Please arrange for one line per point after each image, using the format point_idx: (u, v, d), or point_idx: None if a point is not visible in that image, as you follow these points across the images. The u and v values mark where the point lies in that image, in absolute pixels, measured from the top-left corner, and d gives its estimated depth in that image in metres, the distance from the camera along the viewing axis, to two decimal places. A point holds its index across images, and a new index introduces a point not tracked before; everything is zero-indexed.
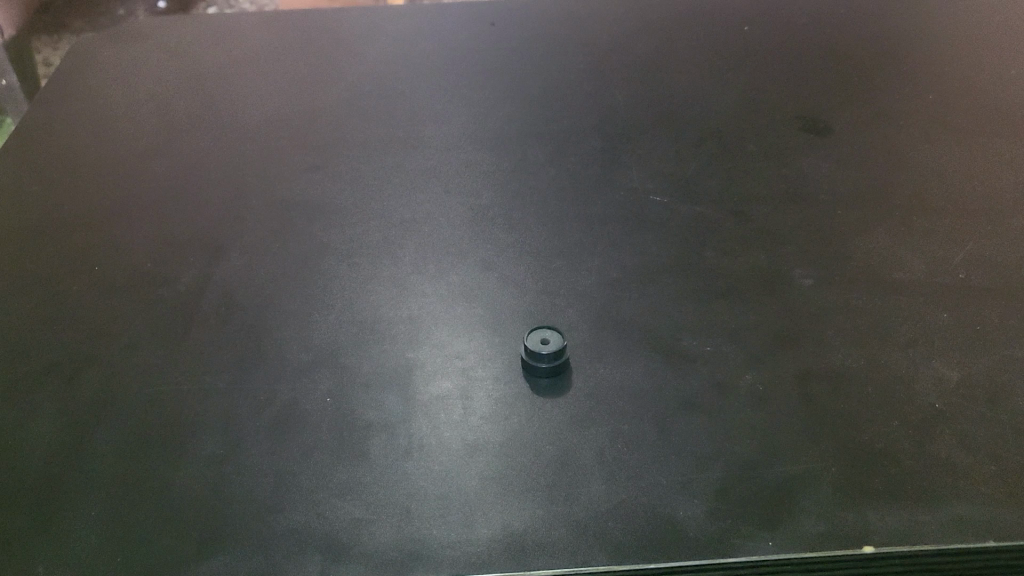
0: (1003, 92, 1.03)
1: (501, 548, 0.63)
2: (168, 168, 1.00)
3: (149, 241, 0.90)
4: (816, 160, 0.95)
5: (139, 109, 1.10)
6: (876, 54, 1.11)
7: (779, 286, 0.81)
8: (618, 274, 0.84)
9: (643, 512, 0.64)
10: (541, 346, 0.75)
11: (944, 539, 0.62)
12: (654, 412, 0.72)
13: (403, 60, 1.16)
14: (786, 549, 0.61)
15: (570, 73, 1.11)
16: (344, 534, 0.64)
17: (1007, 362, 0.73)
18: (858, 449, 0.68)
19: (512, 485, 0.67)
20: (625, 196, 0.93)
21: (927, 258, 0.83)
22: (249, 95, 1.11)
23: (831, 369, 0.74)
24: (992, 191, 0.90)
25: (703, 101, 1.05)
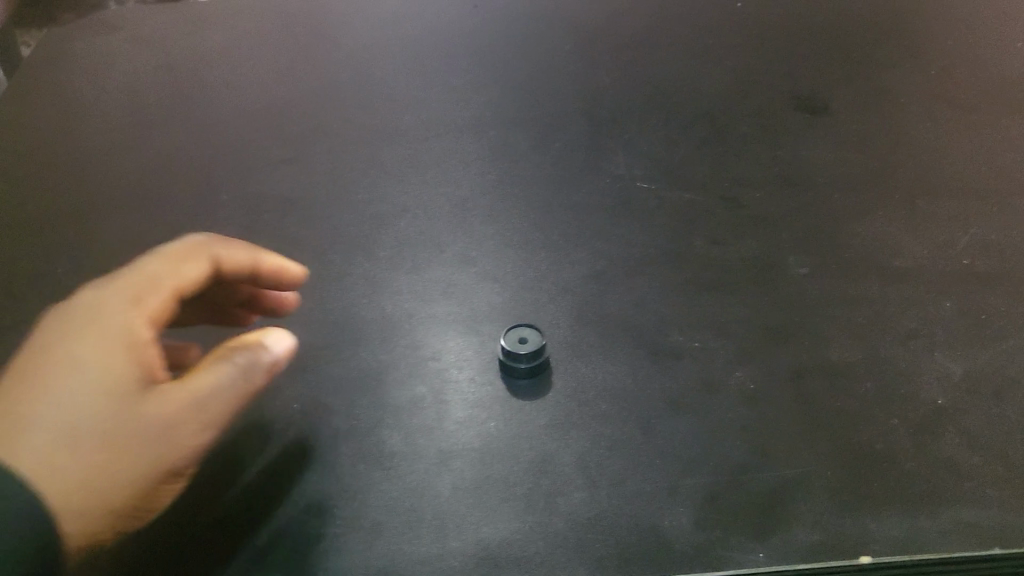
0: (1008, 66, 0.98)
1: (474, 564, 0.59)
2: (139, 164, 0.97)
3: (116, 241, 0.87)
4: (811, 141, 0.91)
5: (111, 104, 1.06)
6: (876, 28, 1.06)
7: (772, 275, 0.77)
8: (602, 266, 0.80)
9: (625, 522, 0.61)
10: (518, 346, 0.71)
11: (946, 548, 0.58)
12: (638, 414, 0.68)
13: (384, 45, 1.11)
14: (779, 560, 0.58)
15: (555, 56, 1.07)
16: (309, 548, 0.61)
17: (1013, 353, 0.69)
18: (855, 450, 0.64)
19: (486, 494, 0.63)
20: (610, 184, 0.88)
21: (930, 243, 0.79)
22: (227, 86, 1.08)
23: (826, 364, 0.70)
24: (997, 171, 0.85)
25: (693, 82, 1.00)
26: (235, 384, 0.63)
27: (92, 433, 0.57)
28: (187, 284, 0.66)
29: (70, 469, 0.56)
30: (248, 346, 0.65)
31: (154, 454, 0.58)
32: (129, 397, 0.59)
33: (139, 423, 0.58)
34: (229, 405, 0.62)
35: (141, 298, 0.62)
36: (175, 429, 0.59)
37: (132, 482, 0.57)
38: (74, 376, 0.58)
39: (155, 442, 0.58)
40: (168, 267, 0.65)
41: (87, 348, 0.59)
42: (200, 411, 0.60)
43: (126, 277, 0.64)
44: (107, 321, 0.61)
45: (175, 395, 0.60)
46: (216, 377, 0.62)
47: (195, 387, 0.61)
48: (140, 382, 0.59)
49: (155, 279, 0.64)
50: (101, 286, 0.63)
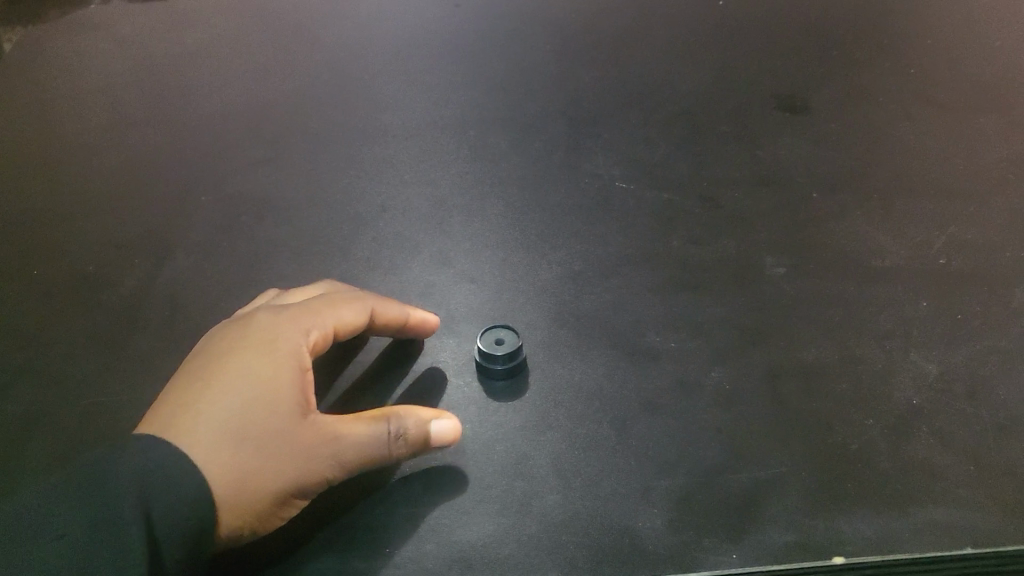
0: (987, 63, 0.98)
1: (447, 567, 0.59)
2: (116, 165, 0.96)
3: (92, 242, 0.86)
4: (790, 141, 0.91)
5: (89, 104, 1.05)
6: (857, 25, 1.05)
7: (749, 276, 0.77)
8: (580, 266, 0.80)
9: (599, 524, 0.61)
10: (495, 347, 0.71)
11: (919, 549, 0.58)
12: (614, 415, 0.68)
13: (364, 44, 1.11)
14: (752, 562, 0.58)
15: (536, 55, 1.06)
16: (293, 545, 0.60)
17: (988, 353, 0.70)
18: (829, 450, 0.64)
19: (460, 496, 0.63)
20: (589, 184, 0.88)
21: (907, 243, 0.79)
22: (206, 86, 1.07)
23: (802, 364, 0.70)
24: (975, 170, 0.85)
25: (673, 81, 1.00)
26: (392, 442, 0.60)
27: (245, 434, 0.57)
28: (342, 330, 0.67)
29: (217, 462, 0.56)
30: (413, 413, 0.62)
31: (297, 471, 0.58)
32: (286, 412, 0.59)
33: (292, 441, 0.58)
34: (375, 458, 0.60)
35: (305, 336, 0.64)
36: (320, 455, 0.58)
37: (281, 492, 0.57)
38: (244, 383, 0.60)
39: (297, 459, 0.58)
40: (331, 312, 0.66)
41: (263, 363, 0.61)
42: (346, 449, 0.59)
43: (296, 311, 0.66)
44: (275, 347, 0.63)
45: (328, 427, 0.59)
46: (374, 429, 0.60)
47: (353, 428, 0.60)
48: (296, 404, 0.60)
49: (314, 318, 0.66)
50: (275, 317, 0.66)
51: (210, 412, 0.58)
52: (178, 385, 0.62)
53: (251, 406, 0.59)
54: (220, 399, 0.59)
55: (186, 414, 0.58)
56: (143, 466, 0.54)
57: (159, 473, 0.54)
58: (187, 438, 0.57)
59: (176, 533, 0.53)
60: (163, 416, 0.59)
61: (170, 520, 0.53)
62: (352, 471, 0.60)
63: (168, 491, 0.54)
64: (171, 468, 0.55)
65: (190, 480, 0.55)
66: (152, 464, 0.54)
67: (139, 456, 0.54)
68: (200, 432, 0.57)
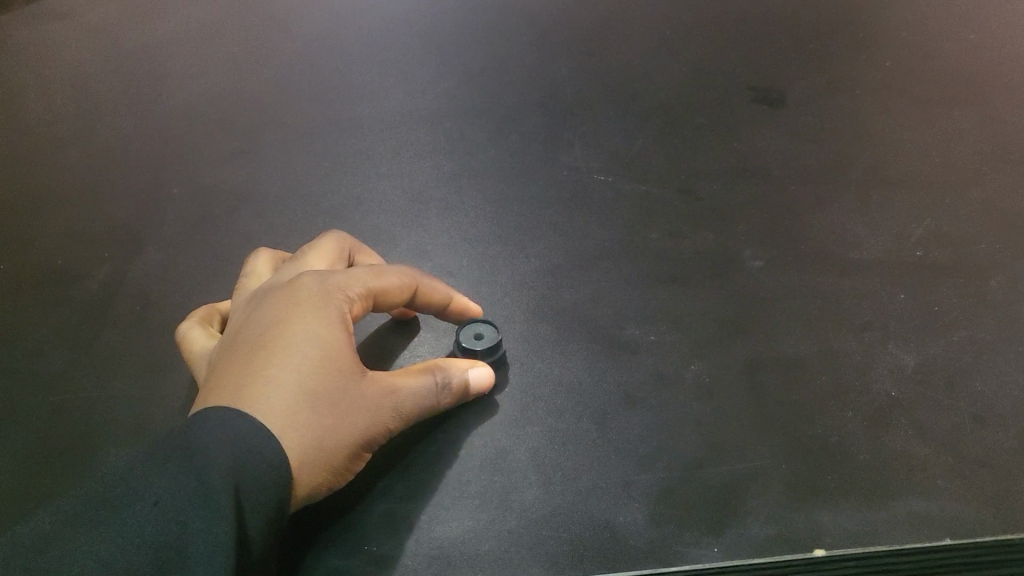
0: (962, 53, 0.98)
1: (426, 562, 0.58)
2: (84, 157, 0.94)
3: (60, 237, 0.84)
4: (768, 134, 0.90)
5: (55, 95, 1.03)
6: (834, 15, 1.05)
7: (727, 268, 0.77)
8: (558, 260, 0.79)
9: (580, 518, 0.60)
10: (475, 342, 0.70)
11: (897, 540, 0.58)
12: (593, 408, 0.67)
13: (339, 34, 1.09)
14: (732, 555, 0.58)
15: (512, 46, 1.05)
16: (330, 517, 0.60)
17: (964, 345, 0.70)
18: (809, 442, 0.64)
19: (440, 492, 0.63)
20: (567, 176, 0.87)
21: (884, 235, 0.79)
22: (177, 77, 1.05)
23: (781, 357, 0.70)
24: (950, 163, 0.86)
25: (651, 73, 1.00)
26: (439, 391, 0.64)
27: (319, 397, 0.57)
28: (384, 300, 0.67)
29: (300, 424, 0.56)
30: (454, 365, 0.66)
31: (366, 425, 0.59)
32: (349, 372, 0.60)
33: (358, 398, 0.59)
34: (425, 406, 0.63)
35: (350, 302, 0.65)
36: (385, 408, 0.60)
37: (353, 447, 0.58)
38: (307, 350, 0.59)
39: (365, 413, 0.59)
40: (375, 282, 0.66)
41: (321, 329, 0.61)
42: (404, 400, 0.62)
43: (340, 279, 0.65)
44: (326, 312, 0.62)
45: (385, 381, 0.61)
46: (425, 380, 0.63)
47: (405, 380, 0.62)
48: (353, 363, 0.61)
49: (360, 286, 0.65)
50: (321, 284, 0.65)
51: (282, 379, 0.57)
52: (232, 360, 0.60)
53: (319, 370, 0.59)
54: (286, 367, 0.58)
55: (255, 385, 0.57)
56: (226, 442, 0.52)
57: (243, 451, 0.52)
58: (266, 407, 0.55)
59: (260, 516, 0.51)
60: (228, 390, 0.57)
61: (258, 502, 0.51)
62: (406, 421, 0.62)
63: (256, 468, 0.52)
64: (258, 438, 0.53)
65: (278, 450, 0.54)
66: (236, 440, 0.52)
67: (222, 435, 0.52)
68: (278, 401, 0.56)
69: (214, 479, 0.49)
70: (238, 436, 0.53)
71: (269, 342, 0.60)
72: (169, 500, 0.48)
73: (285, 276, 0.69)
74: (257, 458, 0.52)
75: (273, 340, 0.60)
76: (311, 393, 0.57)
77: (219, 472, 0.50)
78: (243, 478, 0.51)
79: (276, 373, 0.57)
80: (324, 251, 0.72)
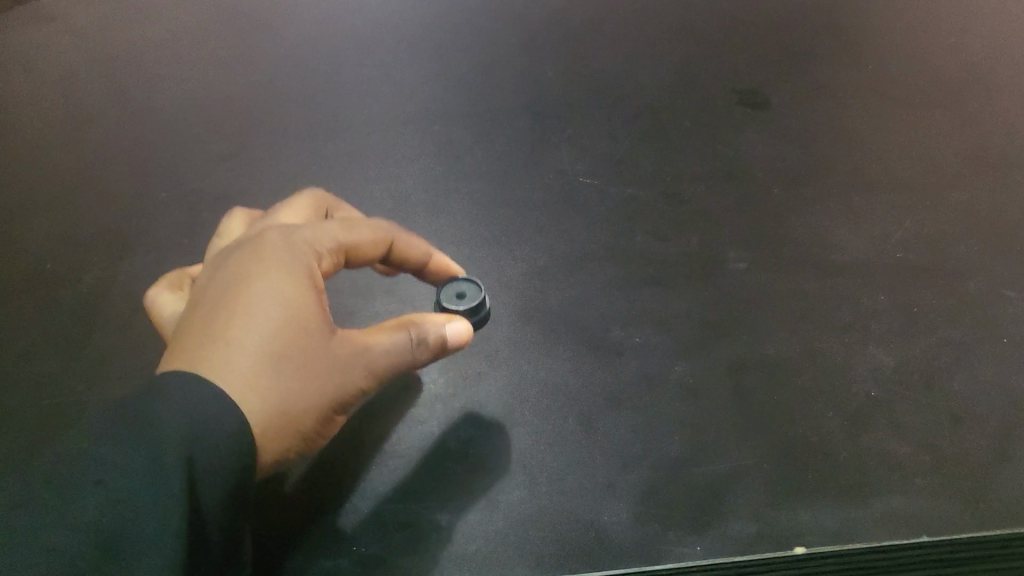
0: (944, 56, 0.99)
1: (413, 562, 0.59)
2: (73, 161, 0.94)
3: (50, 241, 0.85)
4: (753, 137, 0.91)
5: (45, 99, 1.03)
6: (819, 16, 1.06)
7: (711, 270, 0.78)
8: (545, 262, 0.80)
9: (564, 519, 0.61)
10: (457, 301, 0.69)
11: (876, 538, 0.60)
12: (578, 409, 0.68)
13: (325, 37, 1.09)
14: (715, 554, 0.59)
15: (498, 48, 1.06)
16: (318, 520, 0.61)
17: (943, 345, 0.71)
18: (791, 442, 0.65)
19: (427, 493, 0.63)
20: (554, 180, 0.88)
21: (866, 237, 0.80)
22: (166, 81, 1.05)
23: (764, 358, 0.71)
24: (931, 166, 0.87)
25: (637, 76, 1.00)
26: (415, 347, 0.63)
27: (286, 356, 0.58)
28: (355, 254, 0.69)
29: (267, 383, 0.56)
30: (431, 319, 0.65)
31: (335, 383, 0.60)
32: (317, 330, 0.60)
33: (326, 356, 0.60)
34: (399, 364, 0.63)
35: (319, 256, 0.66)
36: (355, 368, 0.61)
37: (323, 407, 0.60)
38: (274, 305, 0.59)
39: (334, 371, 0.60)
40: (348, 237, 0.68)
41: (288, 284, 0.61)
42: (375, 359, 0.62)
43: (311, 234, 0.66)
44: (293, 266, 0.63)
45: (356, 339, 0.62)
46: (398, 338, 0.63)
47: (377, 339, 0.63)
48: (323, 320, 0.61)
49: (330, 239, 0.67)
50: (289, 239, 0.65)
51: (250, 339, 0.57)
52: (199, 314, 0.60)
53: (287, 330, 0.59)
54: (253, 323, 0.58)
55: (221, 341, 0.57)
56: (182, 415, 0.52)
57: (200, 423, 0.52)
58: (233, 365, 0.56)
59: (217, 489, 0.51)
60: (194, 345, 0.57)
61: (214, 477, 0.51)
62: (379, 379, 0.63)
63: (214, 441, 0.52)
64: (219, 406, 0.53)
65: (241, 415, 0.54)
66: (191, 413, 0.52)
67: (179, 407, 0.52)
68: (245, 358, 0.57)
69: (168, 454, 0.49)
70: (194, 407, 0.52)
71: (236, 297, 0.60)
72: (121, 479, 0.48)
73: (254, 229, 0.69)
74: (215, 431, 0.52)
75: (239, 295, 0.60)
76: (279, 352, 0.58)
77: (174, 446, 0.50)
78: (200, 452, 0.51)
79: (243, 329, 0.58)
80: (299, 204, 0.74)
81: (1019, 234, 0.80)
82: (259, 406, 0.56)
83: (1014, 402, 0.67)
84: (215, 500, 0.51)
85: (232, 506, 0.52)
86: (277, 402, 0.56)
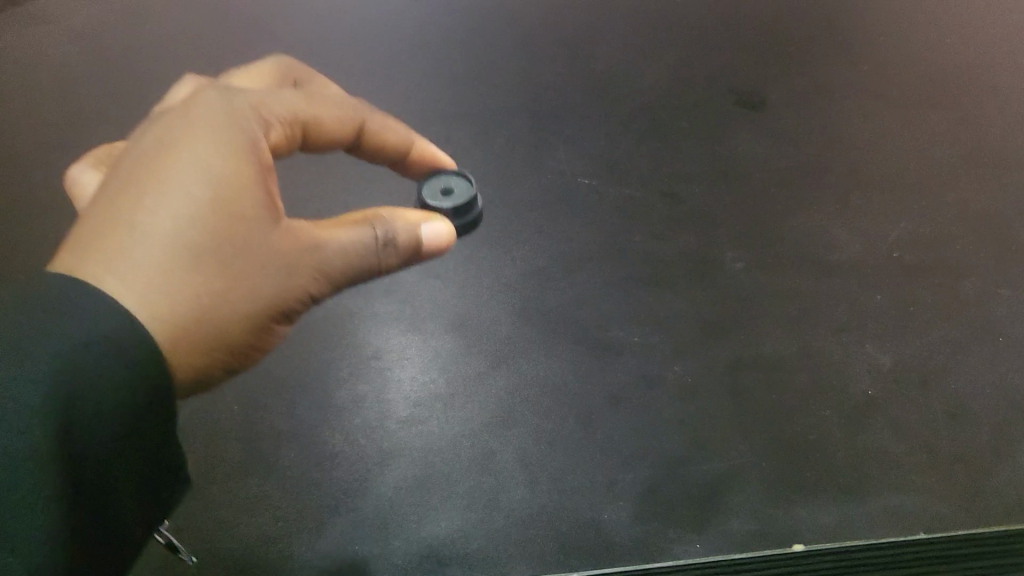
0: (937, 56, 1.00)
1: (417, 562, 0.61)
2: (57, 154, 0.91)
3: (31, 235, 0.82)
4: (748, 137, 0.92)
5: (26, 90, 1.00)
6: (814, 13, 1.06)
7: (708, 270, 0.78)
8: (543, 262, 0.80)
9: (566, 518, 0.62)
10: (443, 197, 0.59)
11: (875, 534, 0.61)
12: (578, 408, 0.69)
13: (316, 22, 1.06)
14: (714, 552, 0.61)
15: (493, 40, 1.04)
16: (323, 521, 0.63)
17: (938, 344, 0.72)
18: (788, 441, 0.66)
19: (429, 494, 0.64)
20: (552, 178, 0.88)
21: (862, 237, 0.81)
22: (151, 68, 1.01)
23: (762, 358, 0.71)
24: (925, 166, 0.88)
25: (634, 71, 1.00)
26: (381, 250, 0.46)
27: (209, 241, 0.39)
28: (319, 132, 0.50)
29: (185, 277, 0.39)
30: (401, 215, 0.48)
31: (273, 290, 0.42)
32: (257, 214, 0.41)
33: (263, 250, 0.41)
34: (360, 271, 0.45)
35: (266, 125, 0.45)
36: (298, 271, 0.43)
37: (243, 322, 0.41)
38: (200, 172, 0.40)
39: (274, 272, 0.42)
40: (308, 108, 0.49)
41: (216, 155, 0.40)
42: (330, 261, 0.44)
43: (251, 93, 0.46)
44: (226, 132, 0.42)
45: (305, 233, 0.43)
46: (359, 234, 0.45)
47: (332, 233, 0.44)
48: (262, 203, 0.41)
49: (290, 106, 0.48)
50: (220, 96, 0.44)
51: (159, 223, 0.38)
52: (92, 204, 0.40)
53: (208, 213, 0.39)
54: (169, 198, 0.39)
55: (124, 213, 0.38)
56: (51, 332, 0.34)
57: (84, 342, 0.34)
58: (142, 244, 0.38)
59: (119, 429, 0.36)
60: (88, 216, 0.39)
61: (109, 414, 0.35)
62: (331, 288, 0.45)
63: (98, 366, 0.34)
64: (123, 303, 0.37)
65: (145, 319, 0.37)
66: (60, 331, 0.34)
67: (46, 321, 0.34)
68: (159, 236, 0.38)
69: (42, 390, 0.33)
70: (55, 324, 0.35)
71: (142, 163, 0.40)
72: None
73: (177, 97, 0.48)
74: (79, 356, 0.34)
75: (150, 161, 0.40)
76: (200, 235, 0.39)
77: (38, 369, 0.34)
78: (69, 383, 0.34)
79: (154, 201, 0.39)
80: (256, 72, 0.55)
81: (1014, 234, 0.81)
82: (175, 303, 0.38)
83: (1010, 401, 0.68)
84: (102, 448, 0.35)
85: (130, 455, 0.37)
86: (200, 302, 0.39)
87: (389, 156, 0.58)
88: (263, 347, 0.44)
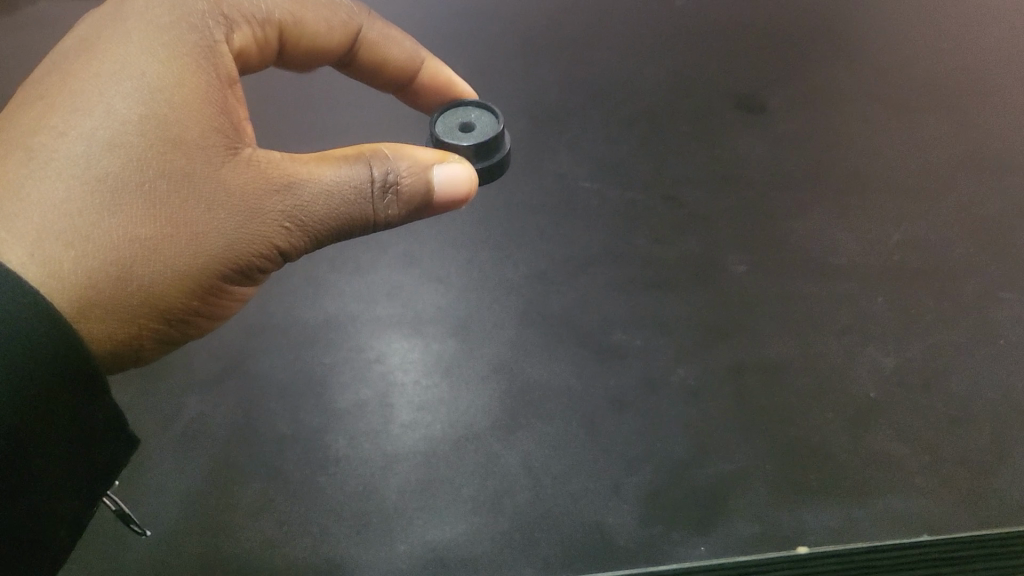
0: (936, 59, 1.00)
1: (422, 566, 0.61)
2: None
3: None
4: (748, 141, 0.92)
5: None
6: (814, 13, 1.05)
7: (710, 274, 0.79)
8: (546, 265, 0.80)
9: (569, 521, 0.63)
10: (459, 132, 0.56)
11: (878, 536, 0.61)
12: (583, 412, 0.69)
13: None
14: (719, 554, 0.61)
15: (492, 46, 1.03)
16: (325, 524, 0.63)
17: (940, 347, 0.72)
18: (792, 445, 0.66)
19: (433, 496, 0.64)
20: (554, 181, 0.88)
21: (862, 240, 0.81)
22: None
23: (765, 362, 0.72)
24: (924, 170, 0.88)
25: (635, 73, 1.00)
26: (380, 195, 0.43)
27: (136, 176, 0.37)
28: (302, 39, 0.51)
29: (105, 223, 0.37)
30: (409, 154, 0.44)
31: (227, 233, 0.39)
32: (201, 147, 0.39)
33: (212, 190, 0.39)
34: (349, 217, 0.43)
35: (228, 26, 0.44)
36: (266, 212, 0.40)
37: (194, 267, 0.39)
38: (126, 95, 0.38)
39: (229, 217, 0.39)
40: (296, 12, 0.50)
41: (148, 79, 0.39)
42: (304, 205, 0.41)
43: None
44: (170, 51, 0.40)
45: (277, 172, 0.41)
46: (351, 174, 0.42)
47: (316, 170, 0.41)
48: (214, 134, 0.39)
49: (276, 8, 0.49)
50: None
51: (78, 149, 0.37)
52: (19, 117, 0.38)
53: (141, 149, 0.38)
54: (87, 121, 0.37)
55: (31, 137, 0.37)
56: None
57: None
58: (42, 178, 0.36)
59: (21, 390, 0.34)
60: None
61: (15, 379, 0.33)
62: (310, 236, 0.42)
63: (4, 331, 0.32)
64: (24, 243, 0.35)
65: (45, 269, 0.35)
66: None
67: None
68: (69, 168, 0.37)
69: None
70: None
71: (68, 80, 0.39)
72: None
73: None
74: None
75: (73, 79, 0.39)
76: (124, 173, 0.37)
77: None
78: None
79: (69, 124, 0.37)
80: None
81: (1012, 239, 0.81)
82: (85, 253, 0.36)
83: (1010, 403, 0.68)
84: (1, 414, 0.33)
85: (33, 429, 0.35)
86: (129, 254, 0.37)
87: (395, 73, 0.58)
88: (226, 294, 0.42)
